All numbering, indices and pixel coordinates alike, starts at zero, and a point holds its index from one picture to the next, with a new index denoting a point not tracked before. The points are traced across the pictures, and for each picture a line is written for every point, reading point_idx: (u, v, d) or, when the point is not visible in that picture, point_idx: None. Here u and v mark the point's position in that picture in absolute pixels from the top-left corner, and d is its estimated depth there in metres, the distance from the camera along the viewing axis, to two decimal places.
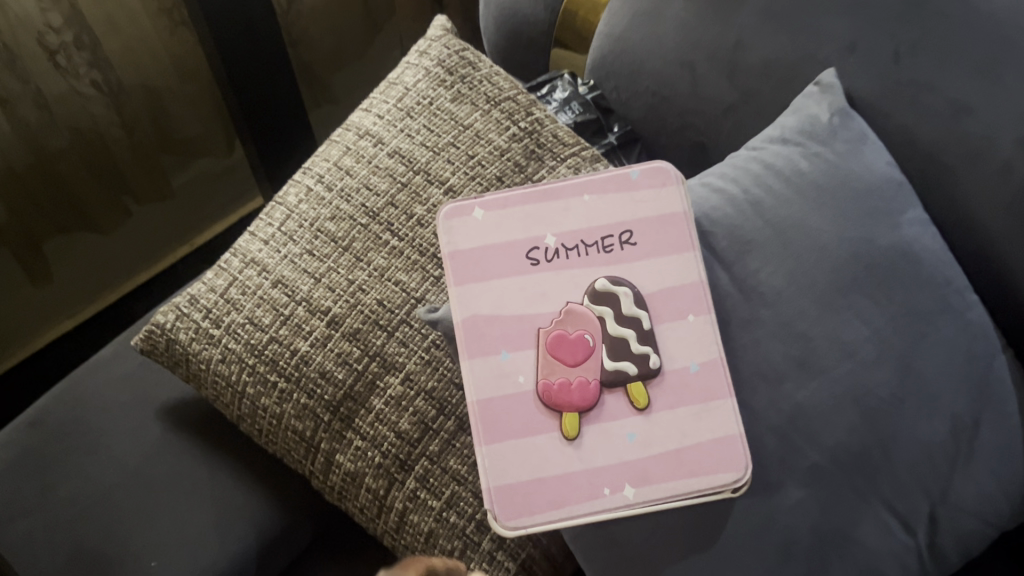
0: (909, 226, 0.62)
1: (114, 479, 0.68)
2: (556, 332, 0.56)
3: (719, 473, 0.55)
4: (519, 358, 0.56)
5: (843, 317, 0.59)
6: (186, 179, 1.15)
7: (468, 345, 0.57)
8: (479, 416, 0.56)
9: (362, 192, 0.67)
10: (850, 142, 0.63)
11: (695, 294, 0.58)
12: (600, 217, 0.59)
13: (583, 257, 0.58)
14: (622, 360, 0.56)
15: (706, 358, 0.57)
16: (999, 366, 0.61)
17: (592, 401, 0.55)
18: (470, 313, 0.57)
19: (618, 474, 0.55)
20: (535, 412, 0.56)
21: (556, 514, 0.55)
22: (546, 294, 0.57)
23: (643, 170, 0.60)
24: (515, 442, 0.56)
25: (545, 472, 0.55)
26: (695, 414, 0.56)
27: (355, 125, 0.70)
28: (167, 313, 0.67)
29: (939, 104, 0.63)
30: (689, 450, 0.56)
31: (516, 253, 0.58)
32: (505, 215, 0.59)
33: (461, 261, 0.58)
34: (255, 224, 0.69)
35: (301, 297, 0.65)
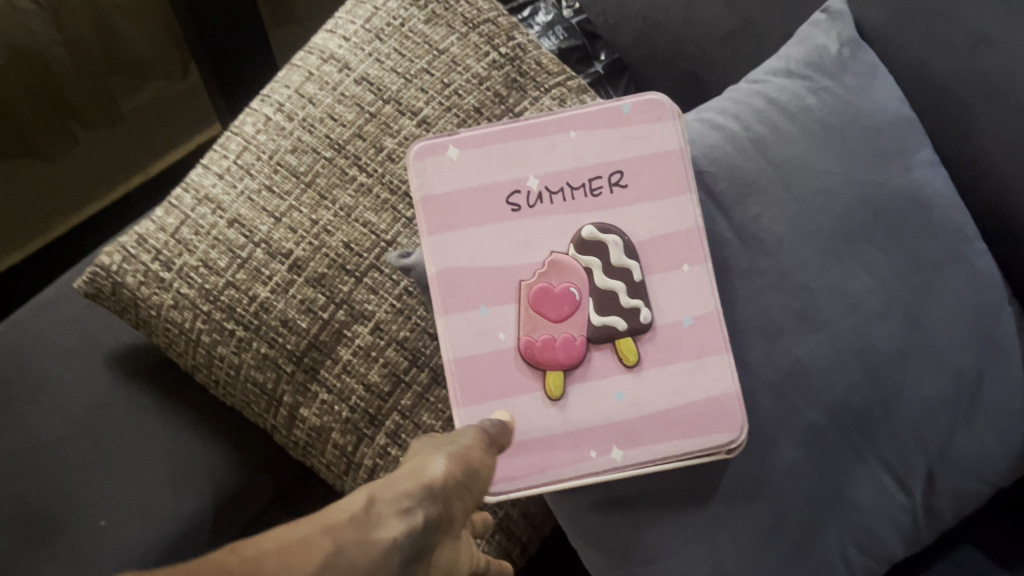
0: (919, 168, 0.58)
1: (58, 431, 0.63)
2: (539, 285, 0.51)
3: (712, 435, 0.51)
4: (499, 313, 0.52)
5: (847, 266, 0.55)
6: (138, 104, 1.07)
7: (444, 298, 0.52)
8: (456, 376, 0.52)
9: (327, 122, 0.61)
10: (861, 76, 0.59)
11: (691, 242, 0.53)
12: (588, 156, 0.54)
13: (568, 201, 0.53)
14: (610, 315, 0.51)
15: (700, 312, 0.52)
16: (1007, 318, 0.58)
17: (577, 359, 0.51)
18: (445, 265, 0.52)
19: (604, 436, 0.51)
20: (516, 371, 0.52)
21: (538, 479, 0.51)
22: (528, 242, 0.52)
23: (635, 103, 0.54)
24: (494, 402, 0.51)
25: (526, 435, 0.51)
26: (688, 371, 0.52)
27: (319, 48, 0.63)
28: (112, 253, 0.61)
29: (957, 35, 0.59)
30: (681, 410, 0.52)
31: (496, 196, 0.53)
32: (482, 154, 0.53)
33: (434, 206, 0.53)
34: (209, 156, 0.63)
35: (259, 239, 0.59)
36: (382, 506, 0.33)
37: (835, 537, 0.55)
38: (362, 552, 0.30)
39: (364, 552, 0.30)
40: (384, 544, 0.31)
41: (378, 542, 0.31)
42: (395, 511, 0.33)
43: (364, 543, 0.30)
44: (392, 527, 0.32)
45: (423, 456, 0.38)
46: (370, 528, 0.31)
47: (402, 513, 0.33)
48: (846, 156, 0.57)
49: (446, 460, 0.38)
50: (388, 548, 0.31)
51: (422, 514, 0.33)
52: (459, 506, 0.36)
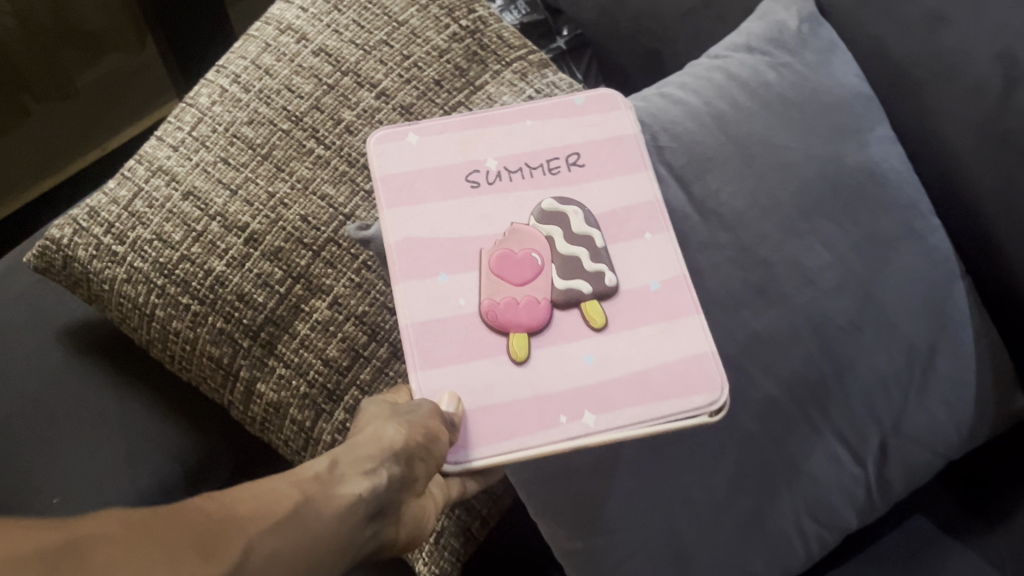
0: (877, 144, 0.59)
1: (9, 409, 0.62)
2: (500, 252, 0.51)
3: (689, 396, 0.48)
4: (460, 280, 0.51)
5: (805, 242, 0.56)
6: (93, 78, 1.06)
7: (403, 265, 0.51)
8: (415, 341, 0.49)
9: (284, 93, 0.60)
10: (820, 52, 0.60)
11: (650, 213, 0.53)
12: (545, 140, 0.55)
13: (527, 179, 0.54)
14: (575, 278, 0.51)
15: (667, 276, 0.52)
16: (959, 293, 0.58)
17: (542, 322, 0.50)
18: (404, 236, 0.52)
19: (574, 400, 0.48)
20: (479, 337, 0.50)
21: (504, 447, 0.48)
22: (488, 216, 0.52)
23: (588, 96, 0.57)
24: (456, 367, 0.49)
25: (490, 400, 0.48)
26: (660, 333, 0.50)
27: (276, 19, 0.62)
28: (64, 225, 0.59)
29: (915, 15, 0.59)
30: (654, 372, 0.49)
31: (453, 176, 0.53)
32: (440, 140, 0.54)
33: (393, 184, 0.53)
34: (163, 128, 0.62)
35: (215, 212, 0.58)
36: (346, 466, 0.36)
37: (790, 506, 0.56)
38: (323, 508, 0.32)
39: (325, 510, 0.33)
40: (348, 496, 0.34)
41: (339, 495, 0.34)
42: (357, 471, 0.36)
43: (329, 499, 0.33)
44: (355, 485, 0.35)
45: (381, 421, 0.41)
46: (335, 486, 0.34)
47: (364, 474, 0.36)
48: (804, 131, 0.57)
49: (402, 426, 0.40)
50: (352, 503, 0.34)
51: (384, 472, 0.37)
52: (421, 467, 0.40)
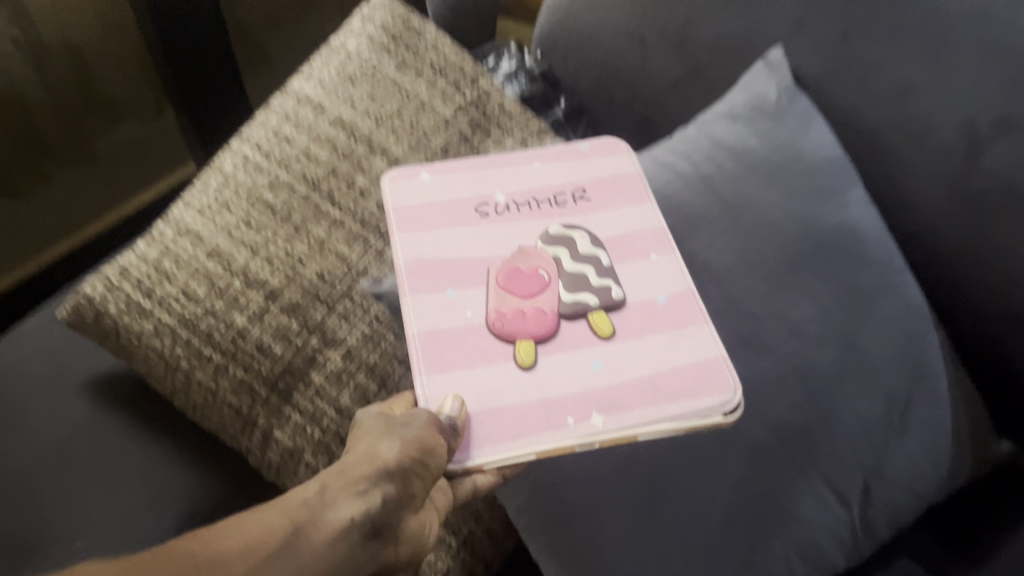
0: (853, 206, 0.63)
1: (34, 457, 0.65)
2: (509, 268, 0.55)
3: (702, 397, 0.51)
4: (466, 295, 0.54)
5: (790, 296, 0.60)
6: (110, 141, 1.11)
7: (412, 279, 0.55)
8: (421, 347, 0.52)
9: (302, 161, 0.65)
10: (798, 121, 0.64)
11: (657, 238, 0.59)
12: (550, 179, 0.61)
13: (534, 210, 0.59)
14: (581, 292, 0.54)
15: (673, 291, 0.56)
16: (934, 344, 0.62)
17: (549, 330, 0.52)
18: (415, 255, 0.56)
19: (582, 403, 0.50)
20: (482, 346, 0.52)
21: (512, 445, 0.48)
22: (496, 240, 0.57)
23: (592, 145, 0.64)
24: (461, 372, 0.51)
25: (499, 402, 0.50)
26: (668, 341, 0.53)
27: (295, 92, 0.68)
28: (96, 284, 0.63)
29: (884, 86, 0.64)
30: (663, 376, 0.51)
31: (465, 206, 0.59)
32: (451, 178, 0.61)
33: (405, 214, 0.58)
34: (189, 194, 0.66)
35: (237, 269, 0.62)
36: (337, 490, 0.37)
37: (780, 548, 0.58)
38: (311, 539, 0.33)
39: (316, 537, 0.33)
40: (340, 521, 0.35)
41: (330, 520, 0.34)
42: (349, 493, 0.37)
43: (318, 526, 0.34)
44: (347, 507, 0.36)
45: (375, 438, 0.42)
46: (325, 511, 0.35)
47: (356, 495, 0.37)
48: (786, 192, 0.62)
49: (397, 442, 0.42)
50: (344, 526, 0.35)
51: (376, 493, 0.38)
52: (417, 483, 0.41)
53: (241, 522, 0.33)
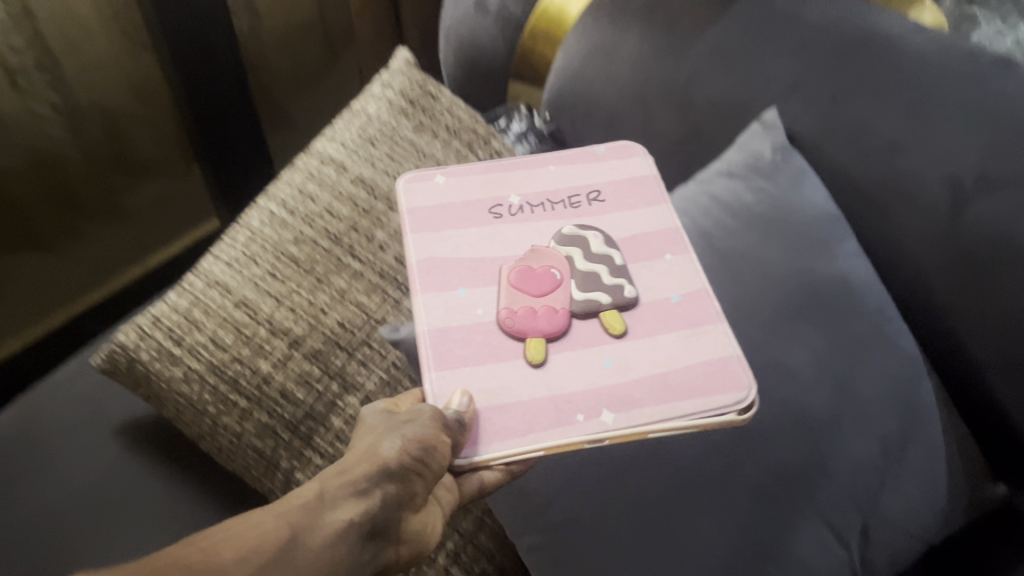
0: (846, 258, 0.66)
1: (66, 497, 0.69)
2: (523, 267, 0.58)
3: (717, 396, 0.54)
4: (477, 294, 0.58)
5: (787, 342, 0.62)
6: (141, 199, 1.17)
7: (424, 279, 0.58)
8: (430, 346, 0.55)
9: (324, 217, 0.69)
10: (792, 178, 0.69)
11: (671, 240, 0.63)
12: (564, 182, 0.66)
13: (547, 211, 0.63)
14: (594, 291, 0.57)
15: (687, 291, 0.59)
16: (927, 391, 0.65)
17: (560, 329, 0.55)
18: (428, 254, 0.60)
19: (593, 401, 0.53)
20: (493, 342, 0.55)
21: (523, 440, 0.51)
22: (509, 241, 0.61)
23: (606, 149, 0.69)
24: (470, 370, 0.54)
25: (512, 398, 0.53)
26: (680, 338, 0.57)
27: (318, 152, 0.73)
28: (129, 332, 0.67)
29: (874, 146, 0.68)
30: (675, 374, 0.55)
31: (479, 206, 0.63)
32: (466, 180, 0.65)
33: (418, 215, 0.62)
34: (218, 247, 0.70)
35: (263, 318, 0.66)
36: (337, 490, 0.36)
37: None
38: (308, 545, 0.33)
39: (313, 543, 0.33)
40: (339, 523, 0.35)
41: (328, 524, 0.34)
42: (349, 493, 0.36)
43: (316, 530, 0.34)
44: (348, 509, 0.36)
45: (376, 435, 0.42)
46: (324, 513, 0.35)
47: (356, 496, 0.36)
48: (782, 244, 0.65)
49: (399, 439, 0.42)
50: (343, 529, 0.35)
51: (375, 493, 0.37)
52: (418, 482, 0.41)
53: (236, 524, 0.32)
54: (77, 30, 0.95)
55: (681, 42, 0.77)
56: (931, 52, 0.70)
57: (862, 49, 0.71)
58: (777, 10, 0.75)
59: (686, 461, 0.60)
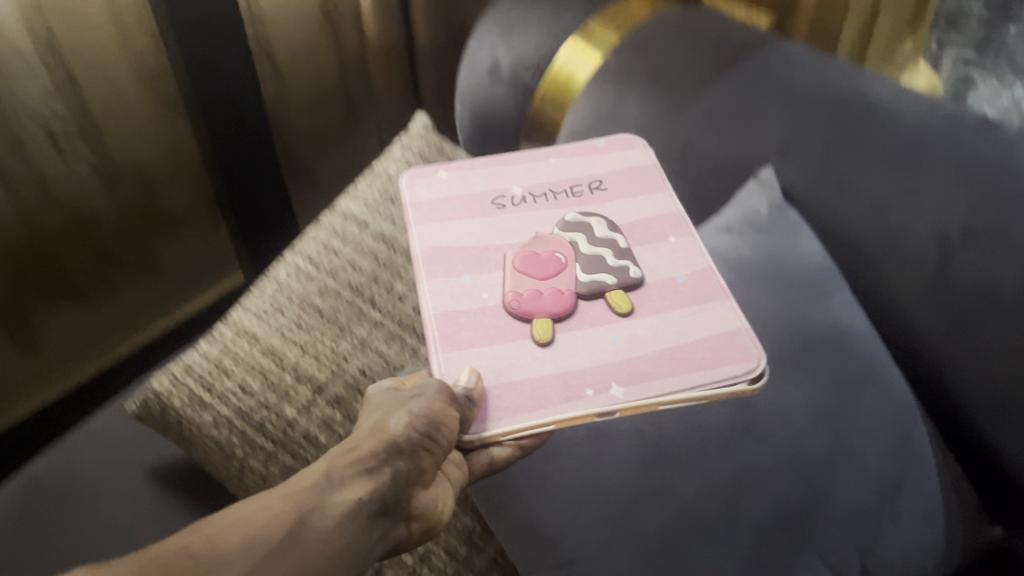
0: (838, 307, 0.70)
1: (100, 536, 0.72)
2: (529, 252, 0.62)
3: (726, 366, 0.57)
4: (482, 279, 0.62)
5: (784, 387, 0.66)
6: (175, 257, 1.23)
7: (428, 266, 0.63)
8: (438, 326, 0.59)
9: (347, 271, 0.74)
10: (787, 232, 0.73)
11: (670, 225, 0.67)
12: (564, 173, 0.71)
13: (549, 201, 0.68)
14: (598, 273, 0.61)
15: (691, 271, 0.64)
16: (920, 433, 0.68)
17: (565, 308, 0.59)
18: (432, 244, 0.64)
19: (603, 377, 0.56)
20: (499, 324, 0.59)
21: (534, 414, 0.55)
22: (512, 229, 0.65)
23: (605, 142, 0.74)
24: (476, 350, 0.58)
25: (522, 375, 0.56)
26: (687, 314, 0.60)
27: (342, 211, 0.79)
28: (163, 380, 0.72)
29: (863, 202, 0.72)
30: (682, 348, 0.58)
31: (482, 199, 0.68)
32: (467, 176, 0.70)
33: (423, 208, 0.67)
34: (247, 299, 0.75)
35: (288, 366, 0.70)
36: (346, 468, 0.42)
37: None
38: (319, 523, 0.39)
39: (323, 521, 0.39)
40: (347, 501, 0.41)
41: (337, 504, 0.40)
42: (358, 471, 0.43)
43: (326, 507, 0.40)
44: (357, 486, 0.42)
45: (384, 412, 0.49)
46: (334, 491, 0.41)
47: (364, 473, 0.43)
48: (777, 294, 0.69)
49: (406, 415, 0.48)
50: (351, 505, 0.41)
51: (382, 472, 0.44)
52: (427, 457, 0.47)
53: (250, 510, 0.38)
54: (117, 98, 1.02)
55: (678, 106, 0.83)
56: (916, 116, 0.75)
57: (850, 111, 0.76)
58: (771, 76, 0.81)
59: (689, 503, 0.62)
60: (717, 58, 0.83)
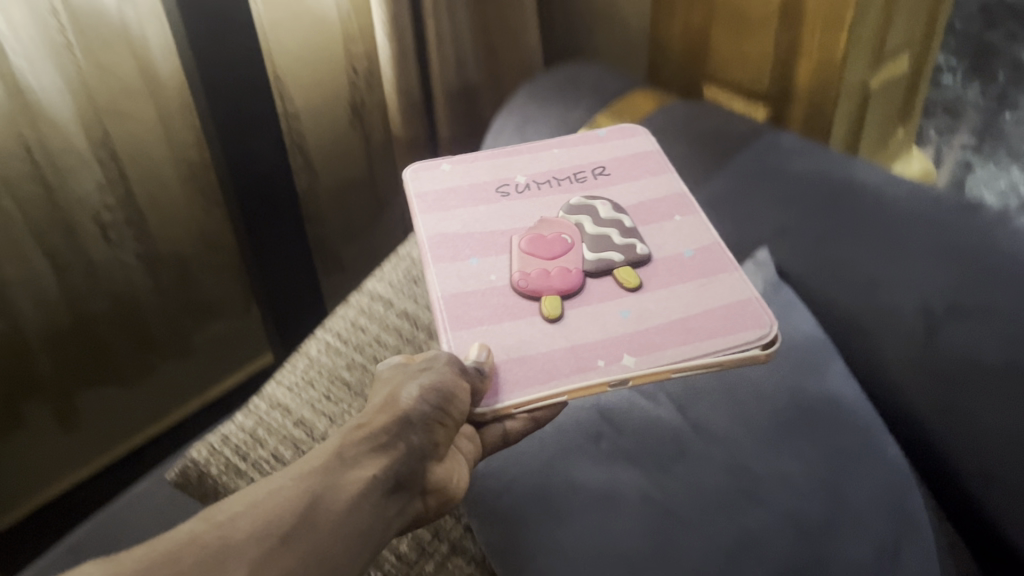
0: (833, 377, 0.75)
1: None
2: (537, 236, 0.67)
3: (740, 332, 0.60)
4: (488, 261, 0.67)
5: (784, 454, 0.70)
6: (206, 336, 1.29)
7: (434, 250, 0.68)
8: (447, 306, 0.63)
9: (373, 346, 0.80)
10: (782, 308, 0.78)
11: (673, 206, 0.72)
12: (564, 162, 0.77)
13: (550, 187, 0.74)
14: (605, 252, 0.66)
15: (697, 247, 0.68)
16: (914, 501, 0.71)
17: (573, 284, 0.63)
18: (438, 230, 0.69)
19: (615, 349, 0.59)
20: (507, 302, 0.63)
21: (547, 384, 0.57)
22: (515, 213, 0.71)
23: (606, 133, 0.81)
24: (485, 328, 0.62)
25: (536, 350, 0.60)
26: (696, 288, 0.64)
27: (369, 292, 0.85)
28: (201, 449, 0.77)
29: (856, 280, 0.78)
30: (691, 319, 0.61)
31: (487, 186, 0.74)
32: (470, 168, 0.76)
33: (429, 199, 0.73)
34: (280, 374, 0.81)
35: (318, 435, 0.74)
36: (362, 444, 0.49)
37: None
38: (332, 502, 0.45)
39: (334, 501, 0.46)
40: (362, 477, 0.48)
41: (350, 481, 0.47)
42: (372, 446, 0.50)
43: (340, 484, 0.47)
44: (370, 460, 0.49)
45: (397, 384, 0.56)
46: (349, 467, 0.48)
47: (378, 448, 0.50)
48: (773, 366, 0.74)
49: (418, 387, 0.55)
50: (365, 478, 0.48)
51: (395, 448, 0.50)
52: (441, 431, 0.54)
53: (267, 495, 0.45)
54: (161, 189, 1.11)
55: None
56: (901, 200, 0.80)
57: (839, 198, 0.82)
58: (767, 167, 0.87)
59: (694, 566, 0.64)
60: (716, 149, 0.90)
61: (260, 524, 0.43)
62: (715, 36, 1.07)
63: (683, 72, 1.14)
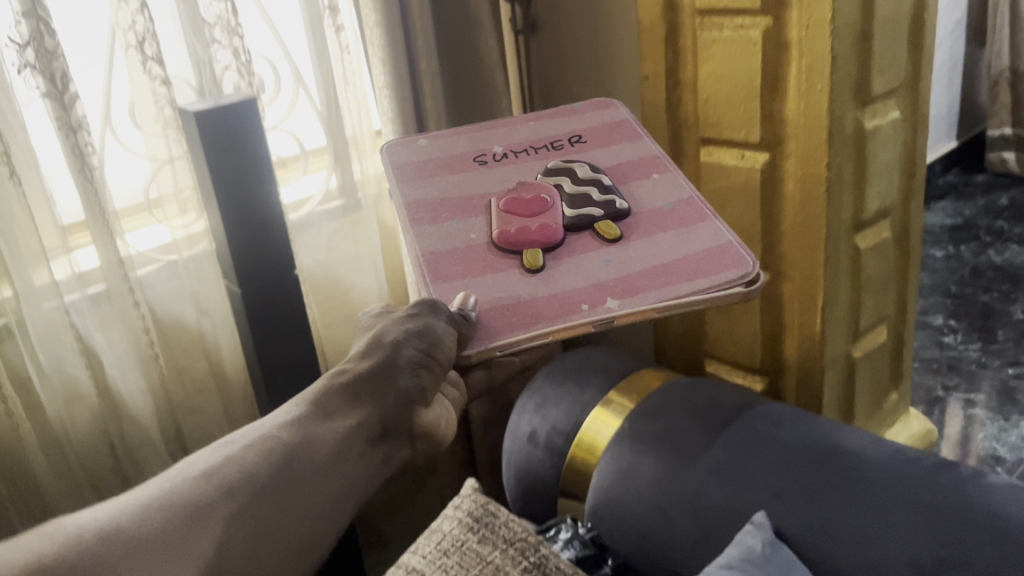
0: None
1: None
2: (515, 197, 0.78)
3: (721, 275, 0.71)
4: (466, 222, 0.79)
5: None
6: None
7: (414, 215, 0.80)
8: (430, 269, 0.75)
9: None
10: (781, 567, 0.84)
11: (652, 167, 0.85)
12: (539, 134, 0.91)
13: (526, 156, 0.88)
14: (583, 210, 0.77)
15: (677, 202, 0.80)
16: None
17: (550, 238, 0.75)
18: (419, 196, 0.82)
19: (601, 296, 0.70)
20: (490, 259, 0.75)
21: (537, 328, 0.68)
22: (491, 178, 0.84)
23: (581, 107, 0.96)
24: (469, 281, 0.73)
25: (526, 300, 0.71)
26: (676, 236, 0.76)
27: (405, 564, 0.95)
28: None
29: (847, 537, 0.84)
30: (672, 265, 0.73)
31: (468, 157, 0.88)
32: (447, 144, 0.90)
33: (411, 170, 0.86)
34: None
35: None
36: (346, 394, 0.71)
37: None
38: (311, 456, 0.65)
39: (310, 455, 0.65)
40: (345, 425, 0.69)
41: (335, 429, 0.68)
42: (352, 396, 0.71)
43: (324, 432, 0.67)
44: (352, 409, 0.70)
45: (385, 328, 0.76)
46: (332, 416, 0.69)
47: (357, 398, 0.71)
48: None
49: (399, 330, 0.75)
50: (345, 424, 0.69)
51: (374, 399, 0.72)
52: (425, 375, 0.74)
53: (244, 460, 0.63)
54: None
55: (685, 462, 0.98)
56: (882, 462, 0.89)
57: (826, 465, 0.90)
58: (757, 437, 0.96)
59: None
60: (715, 419, 1.01)
61: (244, 475, 0.61)
62: (708, 319, 1.22)
63: (684, 350, 1.28)
